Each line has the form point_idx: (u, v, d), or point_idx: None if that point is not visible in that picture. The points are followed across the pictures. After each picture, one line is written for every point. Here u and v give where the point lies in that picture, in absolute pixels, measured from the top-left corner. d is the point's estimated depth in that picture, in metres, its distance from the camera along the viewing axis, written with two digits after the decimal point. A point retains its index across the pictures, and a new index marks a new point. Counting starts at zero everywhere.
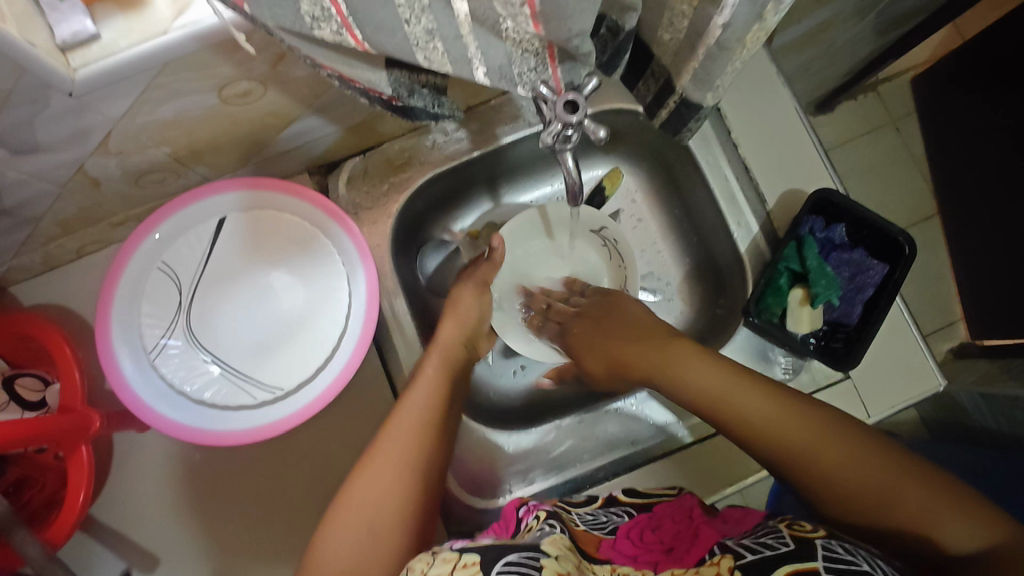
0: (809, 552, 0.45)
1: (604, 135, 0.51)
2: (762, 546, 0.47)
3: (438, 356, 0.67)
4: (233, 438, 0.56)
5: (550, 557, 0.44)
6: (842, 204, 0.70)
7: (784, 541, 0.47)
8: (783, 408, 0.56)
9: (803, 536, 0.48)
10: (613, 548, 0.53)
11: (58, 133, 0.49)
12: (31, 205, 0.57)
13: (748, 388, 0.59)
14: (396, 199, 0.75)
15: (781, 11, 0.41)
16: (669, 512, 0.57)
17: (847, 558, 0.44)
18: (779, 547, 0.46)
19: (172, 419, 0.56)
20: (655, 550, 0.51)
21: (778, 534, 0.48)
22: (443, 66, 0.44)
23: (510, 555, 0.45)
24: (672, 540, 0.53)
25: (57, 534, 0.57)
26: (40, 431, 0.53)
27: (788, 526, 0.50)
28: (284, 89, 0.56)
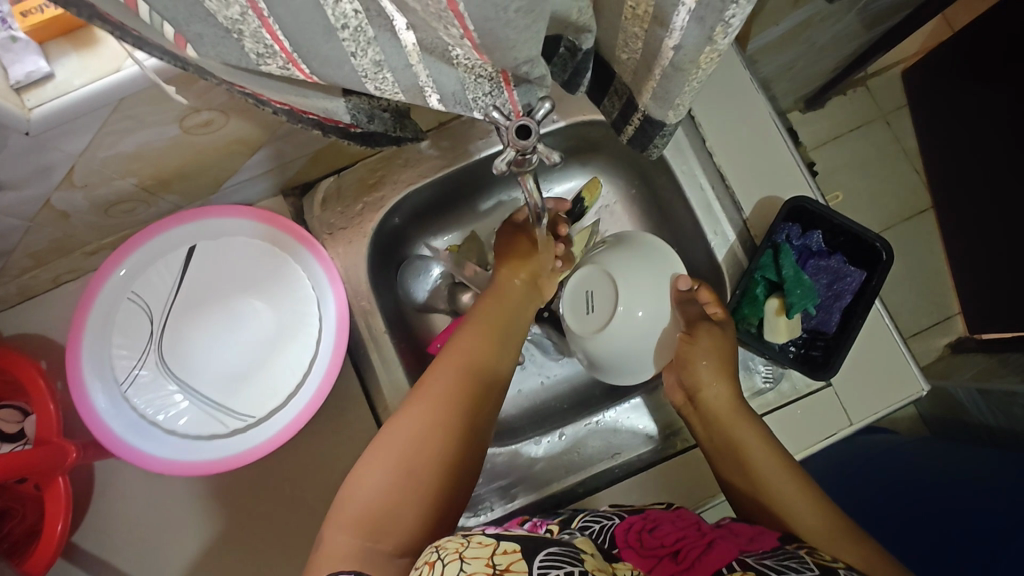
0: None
1: (558, 157, 0.50)
2: (787, 567, 0.46)
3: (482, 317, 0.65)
4: (208, 466, 0.56)
5: (587, 555, 0.45)
6: (818, 212, 0.70)
7: (810, 567, 0.47)
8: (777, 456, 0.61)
9: (823, 563, 0.48)
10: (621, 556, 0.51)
11: (19, 171, 0.49)
12: (0, 240, 0.58)
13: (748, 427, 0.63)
14: (372, 217, 0.75)
15: (731, 34, 0.39)
16: (667, 518, 0.58)
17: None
18: (806, 571, 0.46)
19: (144, 451, 0.56)
20: (666, 562, 0.50)
21: (802, 559, 0.48)
22: (395, 94, 0.44)
23: (551, 544, 0.43)
24: (675, 544, 0.52)
25: (36, 567, 0.58)
26: (17, 465, 0.53)
27: (809, 553, 0.50)
28: (247, 117, 0.56)
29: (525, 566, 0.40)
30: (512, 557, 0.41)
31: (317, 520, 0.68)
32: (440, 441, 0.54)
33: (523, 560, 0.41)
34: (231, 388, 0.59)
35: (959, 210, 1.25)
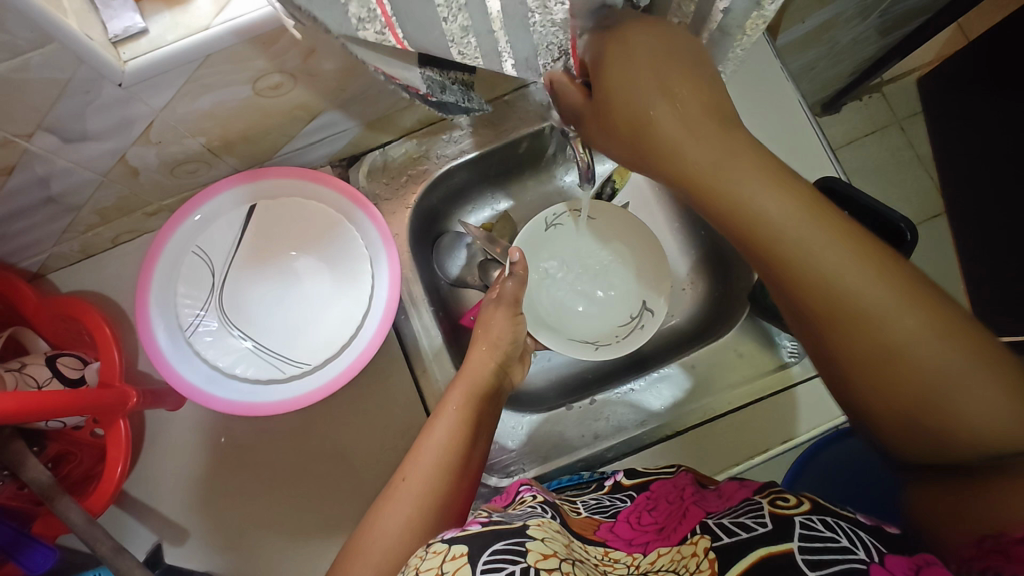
0: (784, 532, 0.43)
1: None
2: (741, 525, 0.45)
3: (456, 397, 0.64)
4: (266, 408, 0.59)
5: (535, 539, 0.45)
6: (844, 193, 0.72)
7: (762, 521, 0.45)
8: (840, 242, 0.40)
9: (780, 511, 0.46)
10: (610, 531, 0.55)
11: (105, 123, 0.53)
12: (75, 193, 0.61)
13: (807, 224, 0.41)
14: (414, 190, 0.79)
15: (778, 1, 0.44)
16: (663, 494, 0.60)
17: (827, 534, 0.42)
18: (756, 528, 0.44)
19: (207, 393, 0.59)
20: (648, 533, 0.53)
21: (758, 514, 0.46)
22: (474, 60, 0.47)
23: (496, 542, 0.44)
24: (665, 519, 0.54)
25: (96, 503, 0.61)
26: (74, 406, 0.55)
27: (771, 502, 0.48)
28: (312, 84, 0.60)
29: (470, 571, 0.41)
30: (459, 564, 0.42)
31: (356, 476, 0.71)
32: (444, 488, 0.56)
33: (468, 567, 0.41)
34: (288, 334, 0.62)
35: (971, 213, 1.27)
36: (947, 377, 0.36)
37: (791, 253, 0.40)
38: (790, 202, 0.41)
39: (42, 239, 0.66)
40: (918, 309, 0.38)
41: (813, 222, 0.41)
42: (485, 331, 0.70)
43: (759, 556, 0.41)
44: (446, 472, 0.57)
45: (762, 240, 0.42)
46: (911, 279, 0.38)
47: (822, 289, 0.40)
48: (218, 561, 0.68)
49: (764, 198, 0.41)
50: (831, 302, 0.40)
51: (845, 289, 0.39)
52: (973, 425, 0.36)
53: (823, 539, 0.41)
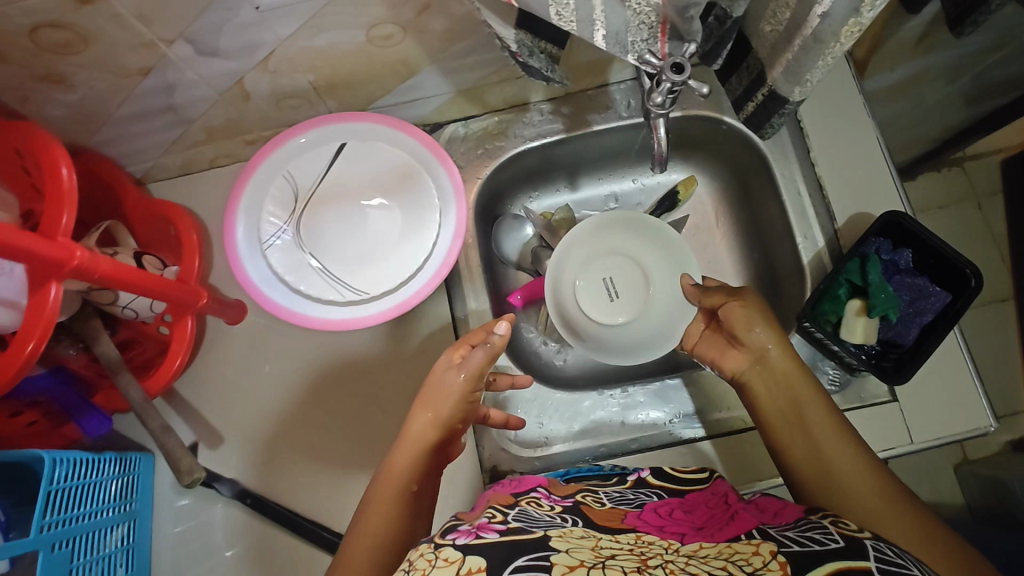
0: (860, 549, 0.44)
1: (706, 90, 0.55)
2: (809, 539, 0.47)
3: (427, 411, 0.60)
4: (319, 322, 0.64)
5: (559, 554, 0.46)
6: (912, 229, 0.71)
7: (833, 537, 0.46)
8: (832, 422, 0.59)
9: (847, 532, 0.47)
10: (637, 519, 0.57)
11: (236, 42, 0.59)
12: (192, 106, 0.67)
13: (809, 395, 0.61)
14: (488, 163, 0.83)
15: (877, 8, 0.46)
16: (701, 500, 0.60)
17: (898, 560, 0.43)
18: (829, 542, 0.45)
19: (274, 301, 0.65)
20: (684, 526, 0.55)
21: (826, 530, 0.48)
22: (569, 25, 0.51)
23: (519, 558, 0.46)
24: (704, 521, 0.55)
25: (155, 385, 0.67)
26: (159, 288, 0.61)
27: (833, 522, 0.49)
28: (419, 40, 0.65)
29: None
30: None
31: (385, 418, 0.74)
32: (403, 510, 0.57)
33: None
34: (354, 261, 0.67)
35: None
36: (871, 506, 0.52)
37: (804, 421, 0.60)
38: (802, 385, 0.62)
39: (150, 147, 0.73)
40: (846, 445, 0.57)
41: (821, 410, 0.60)
42: (438, 384, 0.61)
43: (840, 567, 0.41)
44: (431, 452, 0.60)
45: (788, 403, 0.62)
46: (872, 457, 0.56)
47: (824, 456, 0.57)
48: (242, 470, 0.73)
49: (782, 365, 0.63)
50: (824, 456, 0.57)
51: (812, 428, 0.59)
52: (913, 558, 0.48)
53: (896, 565, 0.42)
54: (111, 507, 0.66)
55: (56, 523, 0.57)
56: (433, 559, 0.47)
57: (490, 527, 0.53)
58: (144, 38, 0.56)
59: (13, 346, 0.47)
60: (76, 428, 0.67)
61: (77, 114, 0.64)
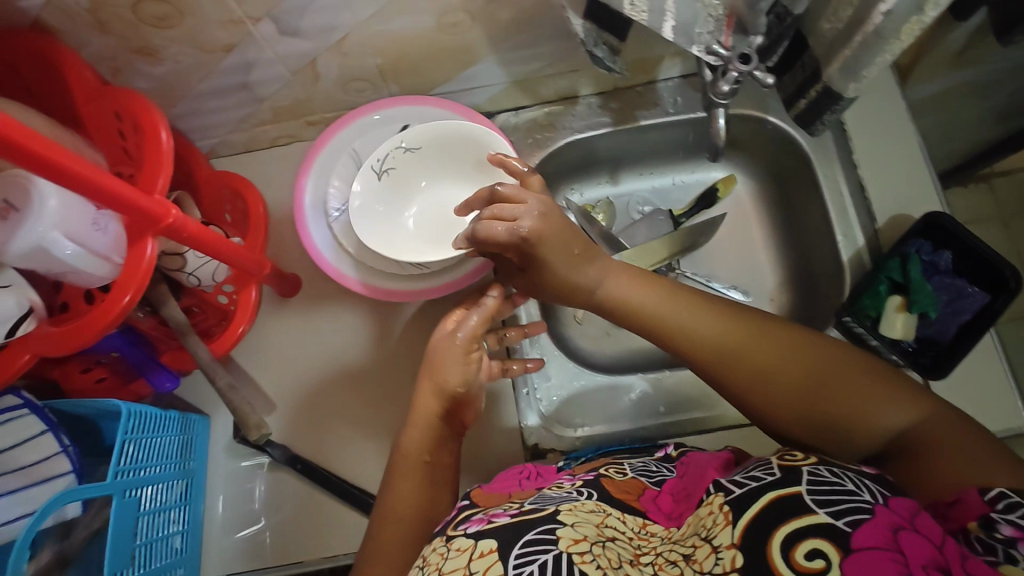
0: (793, 477, 0.46)
1: (770, 80, 0.55)
2: (749, 476, 0.48)
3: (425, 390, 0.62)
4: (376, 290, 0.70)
5: (565, 527, 0.49)
6: (953, 230, 0.73)
7: (771, 471, 0.47)
8: (735, 327, 0.57)
9: (789, 462, 0.48)
10: (653, 500, 0.57)
11: (317, 23, 0.62)
12: (266, 84, 0.71)
13: (702, 307, 0.59)
14: (537, 153, 0.86)
15: (940, 7, 0.48)
16: (698, 465, 0.60)
17: (832, 479, 0.45)
18: (765, 477, 0.47)
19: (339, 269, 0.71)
20: (682, 502, 0.55)
21: (767, 465, 0.48)
22: (640, 15, 0.54)
23: (527, 533, 0.49)
24: (693, 488, 0.56)
25: (218, 347, 0.72)
26: (233, 253, 0.64)
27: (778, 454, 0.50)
28: (486, 29, 0.68)
29: (501, 568, 0.46)
30: (485, 561, 0.47)
31: None
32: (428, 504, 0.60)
33: (496, 564, 0.47)
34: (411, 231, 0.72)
35: None
36: (819, 388, 0.52)
37: (737, 359, 0.55)
38: (690, 302, 0.59)
39: (220, 124, 0.77)
40: (786, 344, 0.55)
41: (688, 304, 0.59)
42: (436, 360, 0.62)
43: (771, 499, 0.45)
44: (438, 423, 0.63)
45: (712, 344, 0.57)
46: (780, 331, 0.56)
47: (748, 361, 0.55)
48: (294, 436, 0.76)
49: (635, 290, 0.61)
50: (743, 364, 0.55)
51: (749, 355, 0.55)
52: (879, 425, 0.50)
53: (829, 486, 0.44)
54: (172, 463, 0.68)
55: (125, 471, 0.60)
56: (442, 551, 0.50)
57: (502, 512, 0.54)
58: (234, 14, 0.59)
59: (112, 296, 0.50)
60: (145, 384, 0.70)
61: (159, 87, 0.68)
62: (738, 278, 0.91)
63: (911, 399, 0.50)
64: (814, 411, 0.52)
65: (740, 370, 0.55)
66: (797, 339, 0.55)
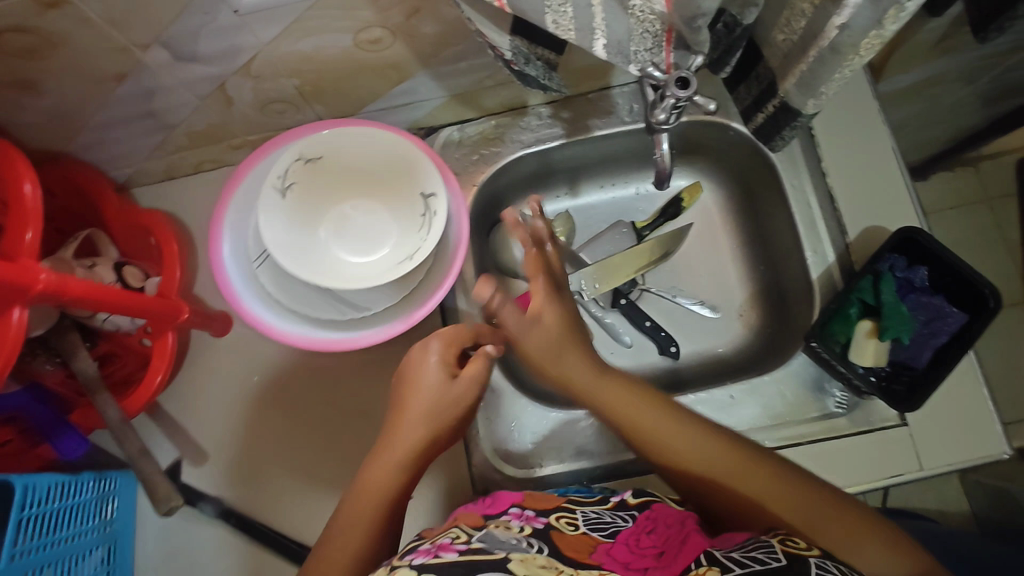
0: (801, 566, 0.42)
1: (712, 106, 0.51)
2: (751, 559, 0.44)
3: (411, 424, 0.55)
4: (326, 339, 0.63)
5: None
6: (927, 246, 0.67)
7: (775, 556, 0.44)
8: (706, 434, 0.54)
9: (794, 551, 0.44)
10: (607, 552, 0.53)
11: (215, 47, 0.55)
12: (173, 111, 0.64)
13: (670, 409, 0.56)
14: (483, 169, 0.80)
15: (901, 20, 0.42)
16: (665, 517, 0.57)
17: None
18: (771, 562, 0.43)
19: (258, 314, 0.64)
20: (647, 557, 0.52)
21: (771, 549, 0.45)
22: (567, 34, 0.47)
23: None
24: (663, 544, 0.53)
25: (133, 405, 0.64)
26: (134, 304, 0.57)
27: (781, 541, 0.46)
28: (411, 43, 0.62)
29: None
30: None
31: (373, 435, 0.72)
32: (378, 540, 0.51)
33: None
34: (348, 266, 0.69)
35: None
36: (790, 514, 0.49)
37: (710, 475, 0.52)
38: (666, 408, 0.56)
39: (130, 153, 0.70)
40: (758, 467, 0.51)
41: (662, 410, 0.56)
42: (416, 386, 0.57)
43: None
44: (418, 461, 0.55)
45: (682, 455, 0.53)
46: (753, 446, 0.53)
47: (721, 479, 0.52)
48: (228, 487, 0.71)
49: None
50: (716, 482, 0.52)
51: (716, 470, 0.52)
52: (856, 560, 0.46)
53: None
54: (90, 528, 0.64)
55: (29, 550, 0.55)
56: None
57: (450, 548, 0.49)
58: (117, 42, 0.52)
59: None
60: (51, 448, 0.64)
61: (51, 120, 0.61)
62: (703, 293, 0.86)
63: (888, 539, 0.46)
64: (794, 535, 0.48)
65: (715, 488, 0.52)
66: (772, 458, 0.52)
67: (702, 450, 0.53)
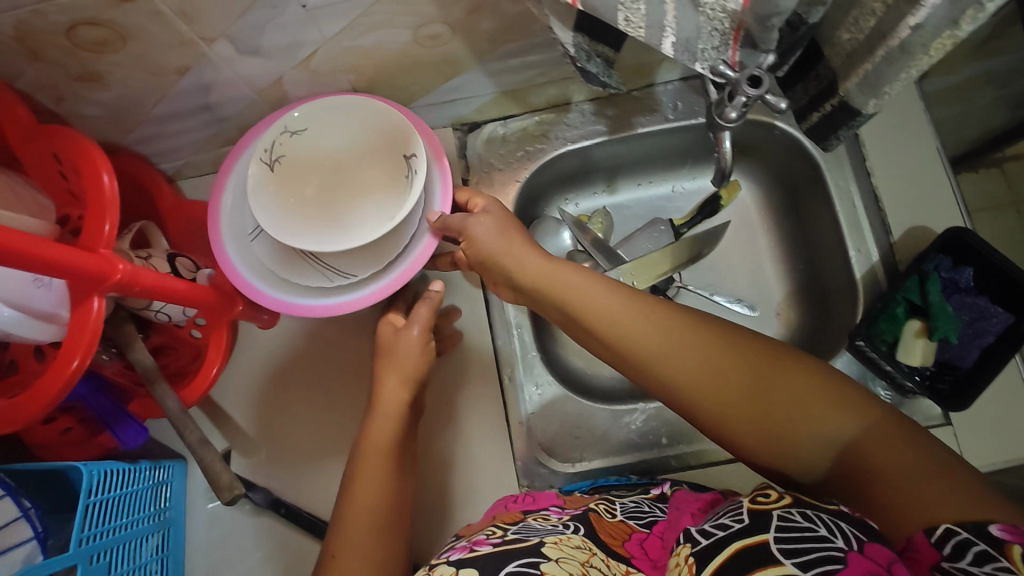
0: (762, 524, 0.41)
1: (784, 104, 0.52)
2: (719, 523, 0.43)
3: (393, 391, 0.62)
4: (308, 307, 0.64)
5: (550, 561, 0.47)
6: (976, 247, 0.67)
7: (739, 517, 0.42)
8: (661, 327, 0.52)
9: (759, 507, 0.43)
10: (639, 546, 0.54)
11: (279, 41, 0.56)
12: (228, 105, 0.65)
13: (625, 307, 0.54)
14: (527, 166, 0.80)
15: (977, 22, 0.42)
16: (689, 507, 0.57)
17: (804, 524, 0.40)
18: (733, 524, 0.42)
19: (246, 280, 0.64)
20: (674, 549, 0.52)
21: (737, 511, 0.44)
22: (637, 31, 0.48)
23: (510, 563, 0.47)
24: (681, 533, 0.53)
25: (191, 394, 0.65)
26: (194, 296, 0.59)
27: (753, 498, 0.44)
28: (467, 39, 0.62)
29: None
30: None
31: None
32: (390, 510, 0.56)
33: None
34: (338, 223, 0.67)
35: None
36: (754, 401, 0.47)
37: (671, 375, 0.51)
38: (623, 307, 0.54)
39: (182, 146, 0.71)
40: (717, 352, 0.50)
41: (617, 310, 0.54)
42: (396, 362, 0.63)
43: (733, 551, 0.40)
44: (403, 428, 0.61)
45: (642, 356, 0.52)
46: (711, 329, 0.52)
47: (680, 377, 0.50)
48: (276, 476, 0.73)
49: (583, 292, 0.57)
50: (676, 379, 0.51)
51: (675, 369, 0.50)
52: (824, 436, 0.45)
53: (799, 531, 0.39)
54: (146, 516, 0.65)
55: (93, 536, 0.56)
56: None
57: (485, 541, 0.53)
58: (184, 36, 0.53)
59: (58, 362, 0.45)
60: (111, 437, 0.64)
61: (111, 113, 0.62)
62: (740, 291, 0.87)
63: (853, 403, 0.46)
64: (762, 421, 0.47)
65: (677, 389, 0.51)
66: (731, 340, 0.51)
67: (661, 347, 0.51)
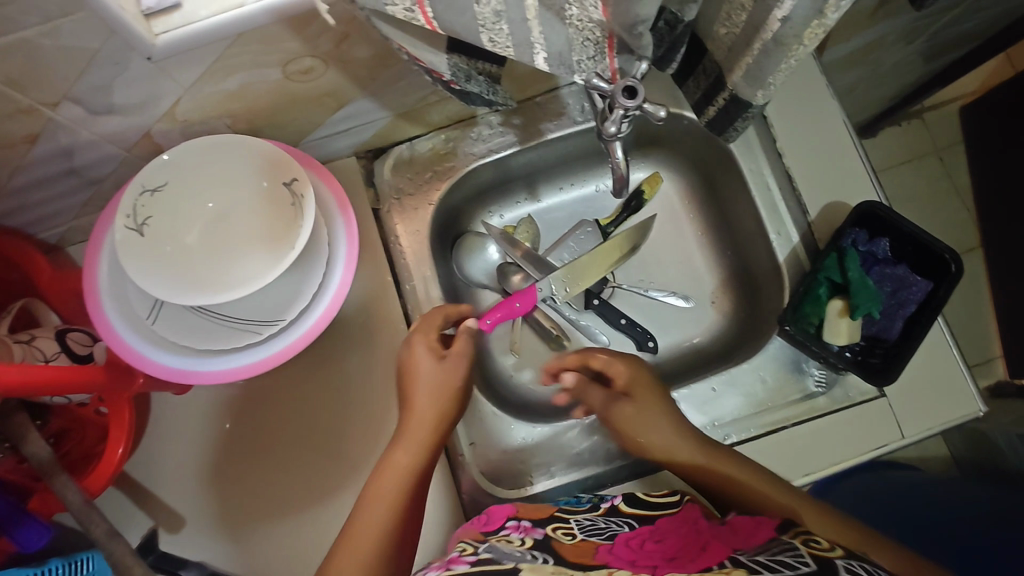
0: (830, 568, 0.41)
1: (661, 113, 0.54)
2: (779, 561, 0.42)
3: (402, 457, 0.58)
4: (248, 364, 0.63)
5: None
6: (887, 218, 0.68)
7: (805, 559, 0.42)
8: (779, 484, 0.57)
9: (818, 553, 0.44)
10: (611, 554, 0.51)
11: (132, 96, 0.52)
12: (97, 166, 0.60)
13: (725, 457, 0.60)
14: (438, 186, 0.77)
15: (842, 9, 0.41)
16: (672, 529, 0.55)
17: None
18: (801, 564, 0.41)
19: (167, 364, 0.62)
20: (657, 558, 0.49)
21: (798, 553, 0.43)
22: (506, 49, 0.45)
23: None
24: (675, 551, 0.51)
25: (95, 484, 0.60)
26: (77, 381, 0.54)
27: (805, 543, 0.46)
28: (345, 68, 0.58)
29: None
30: None
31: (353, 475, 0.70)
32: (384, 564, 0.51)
33: None
34: (234, 278, 0.65)
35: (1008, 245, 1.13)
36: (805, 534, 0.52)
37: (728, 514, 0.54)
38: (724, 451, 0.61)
39: (60, 213, 0.66)
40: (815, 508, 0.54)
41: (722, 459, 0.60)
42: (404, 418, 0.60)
43: None
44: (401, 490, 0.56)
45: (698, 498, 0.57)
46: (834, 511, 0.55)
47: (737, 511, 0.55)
48: (208, 548, 0.68)
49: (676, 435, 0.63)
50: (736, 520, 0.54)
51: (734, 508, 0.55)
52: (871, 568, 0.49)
53: None
54: None
55: None
56: None
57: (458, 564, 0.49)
58: (21, 105, 0.48)
59: None
60: (8, 542, 0.58)
61: None
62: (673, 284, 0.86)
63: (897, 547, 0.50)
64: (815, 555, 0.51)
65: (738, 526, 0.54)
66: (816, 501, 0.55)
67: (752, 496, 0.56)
